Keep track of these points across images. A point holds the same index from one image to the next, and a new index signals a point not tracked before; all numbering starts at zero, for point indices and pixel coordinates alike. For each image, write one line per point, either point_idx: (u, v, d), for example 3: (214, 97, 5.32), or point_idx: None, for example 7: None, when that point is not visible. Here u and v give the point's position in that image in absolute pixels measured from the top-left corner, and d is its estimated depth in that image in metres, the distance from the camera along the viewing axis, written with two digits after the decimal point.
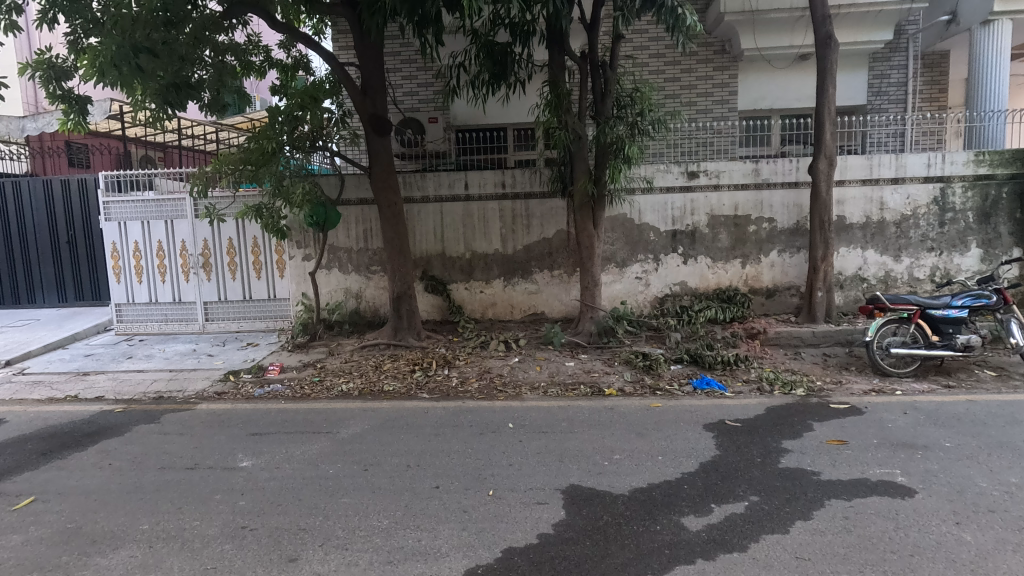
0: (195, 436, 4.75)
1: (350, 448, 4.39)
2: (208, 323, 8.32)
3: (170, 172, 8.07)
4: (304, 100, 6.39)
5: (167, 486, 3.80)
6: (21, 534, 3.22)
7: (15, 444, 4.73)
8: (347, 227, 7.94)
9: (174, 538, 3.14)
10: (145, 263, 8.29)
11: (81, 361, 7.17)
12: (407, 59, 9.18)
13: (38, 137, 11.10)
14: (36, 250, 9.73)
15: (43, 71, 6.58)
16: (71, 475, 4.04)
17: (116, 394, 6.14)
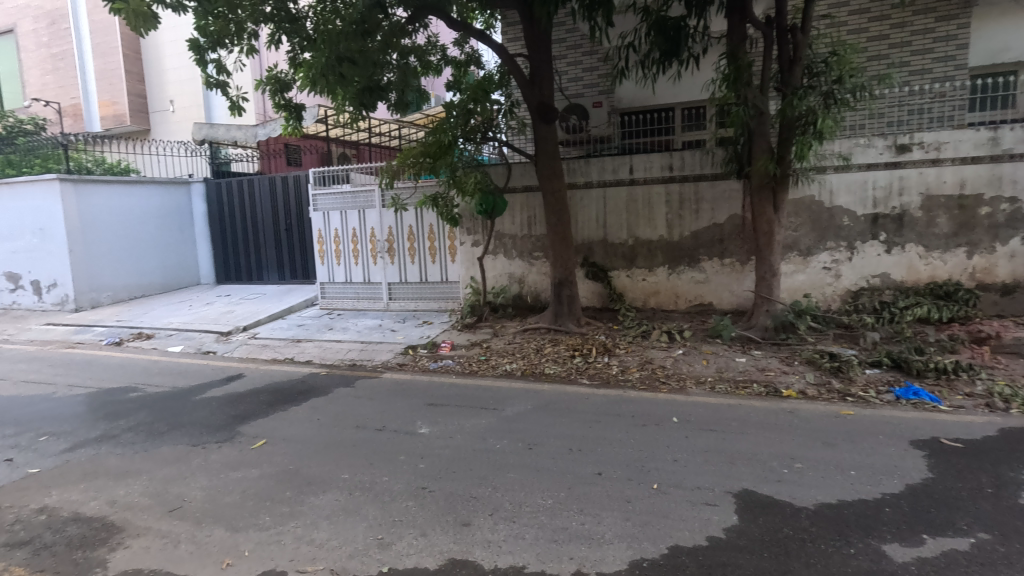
0: (382, 402, 5.36)
1: (514, 425, 4.59)
2: (391, 302, 9.26)
3: (362, 167, 9.18)
4: (476, 94, 6.80)
5: (361, 442, 4.35)
6: (257, 468, 3.95)
7: (251, 395, 5.81)
8: (513, 213, 8.26)
9: (368, 489, 3.58)
10: (342, 247, 9.51)
11: (295, 330, 8.53)
12: (573, 45, 9.20)
13: (266, 141, 13.32)
14: (264, 236, 11.73)
15: (272, 86, 7.83)
16: (290, 424, 4.84)
17: (321, 359, 7.20)
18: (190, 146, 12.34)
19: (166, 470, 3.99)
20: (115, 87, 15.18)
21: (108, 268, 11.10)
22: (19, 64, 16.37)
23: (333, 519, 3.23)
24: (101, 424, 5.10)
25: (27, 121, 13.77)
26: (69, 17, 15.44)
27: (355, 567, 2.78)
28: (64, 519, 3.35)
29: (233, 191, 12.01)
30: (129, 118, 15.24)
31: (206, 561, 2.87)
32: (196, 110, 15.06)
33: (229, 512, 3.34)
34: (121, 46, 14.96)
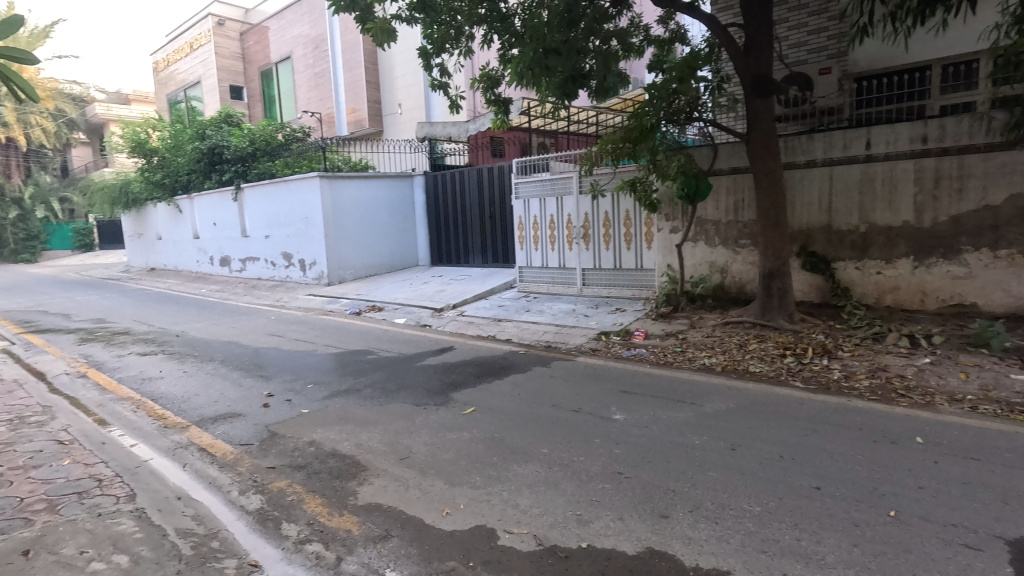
0: (577, 384, 5.51)
1: (715, 423, 4.33)
2: (584, 288, 9.40)
3: (561, 156, 9.47)
4: (682, 72, 6.34)
5: (558, 421, 4.54)
6: (468, 432, 4.38)
7: (461, 366, 6.46)
8: (717, 198, 7.72)
9: (566, 466, 3.72)
10: (540, 233, 9.94)
11: (497, 310, 9.18)
12: (798, 6, 8.17)
13: (475, 135, 14.51)
14: (471, 223, 12.84)
15: (484, 83, 8.42)
16: (494, 396, 5.26)
17: (519, 339, 7.66)
18: (414, 143, 14.03)
19: (396, 423, 4.66)
20: (359, 96, 17.95)
21: (351, 250, 13.27)
22: (294, 84, 20.33)
23: (535, 489, 3.43)
24: (348, 379, 6.16)
25: (299, 129, 16.69)
26: (327, 40, 18.64)
27: (556, 537, 2.93)
28: (326, 452, 4.13)
29: (447, 182, 13.35)
30: (368, 122, 17.91)
31: (430, 507, 3.28)
32: (419, 110, 17.03)
33: (447, 468, 3.78)
34: (364, 61, 17.59)
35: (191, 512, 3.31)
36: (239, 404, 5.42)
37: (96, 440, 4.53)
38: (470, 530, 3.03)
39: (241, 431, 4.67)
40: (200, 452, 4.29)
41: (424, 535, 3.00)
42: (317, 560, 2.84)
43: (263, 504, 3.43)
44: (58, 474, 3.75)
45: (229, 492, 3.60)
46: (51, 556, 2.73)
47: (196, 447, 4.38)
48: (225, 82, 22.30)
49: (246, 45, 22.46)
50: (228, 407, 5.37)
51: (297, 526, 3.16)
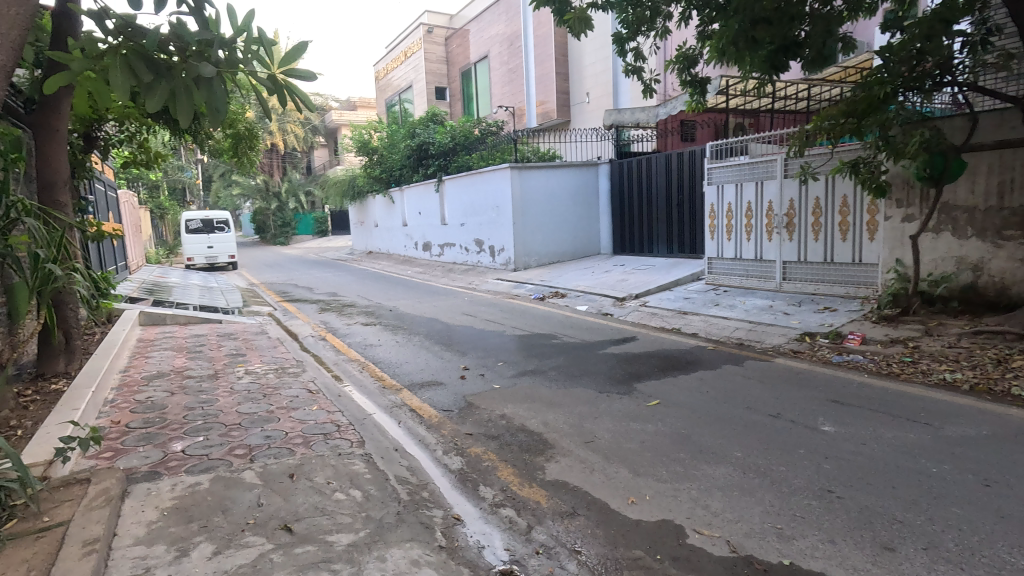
0: (775, 388, 5.03)
1: (961, 451, 3.60)
2: (785, 282, 8.48)
3: (763, 137, 8.65)
4: (932, 26, 5.32)
5: (754, 425, 4.20)
6: (653, 424, 4.30)
7: (644, 357, 6.34)
8: (972, 179, 6.33)
9: (764, 474, 3.43)
10: (735, 222, 9.21)
11: (682, 302, 8.77)
12: None
13: (665, 120, 13.96)
14: (657, 211, 12.44)
15: (680, 64, 8.02)
16: (681, 391, 5.07)
17: (707, 334, 7.24)
18: (601, 131, 14.01)
19: (580, 407, 4.76)
20: (549, 88, 18.49)
21: (537, 237, 13.82)
22: (489, 81, 21.72)
23: (728, 493, 3.23)
24: (533, 361, 6.47)
25: (493, 124, 17.84)
26: (521, 37, 19.49)
27: (753, 547, 2.73)
28: (516, 427, 4.41)
29: (633, 170, 13.09)
30: (556, 113, 18.37)
31: (615, 493, 3.30)
32: (607, 98, 16.94)
33: (632, 457, 3.75)
34: (555, 53, 18.03)
35: (406, 463, 3.81)
36: (441, 375, 6.05)
37: (334, 392, 5.45)
38: (657, 523, 2.98)
39: (443, 399, 5.22)
40: (411, 412, 4.90)
41: (610, 520, 3.04)
42: (510, 524, 3.06)
43: (463, 465, 3.80)
44: (310, 416, 4.61)
45: (434, 451, 4.05)
46: (308, 481, 3.38)
47: (408, 408, 5.01)
48: (431, 85, 24.75)
49: (449, 49, 24.59)
50: (432, 376, 6.04)
51: (492, 491, 3.44)
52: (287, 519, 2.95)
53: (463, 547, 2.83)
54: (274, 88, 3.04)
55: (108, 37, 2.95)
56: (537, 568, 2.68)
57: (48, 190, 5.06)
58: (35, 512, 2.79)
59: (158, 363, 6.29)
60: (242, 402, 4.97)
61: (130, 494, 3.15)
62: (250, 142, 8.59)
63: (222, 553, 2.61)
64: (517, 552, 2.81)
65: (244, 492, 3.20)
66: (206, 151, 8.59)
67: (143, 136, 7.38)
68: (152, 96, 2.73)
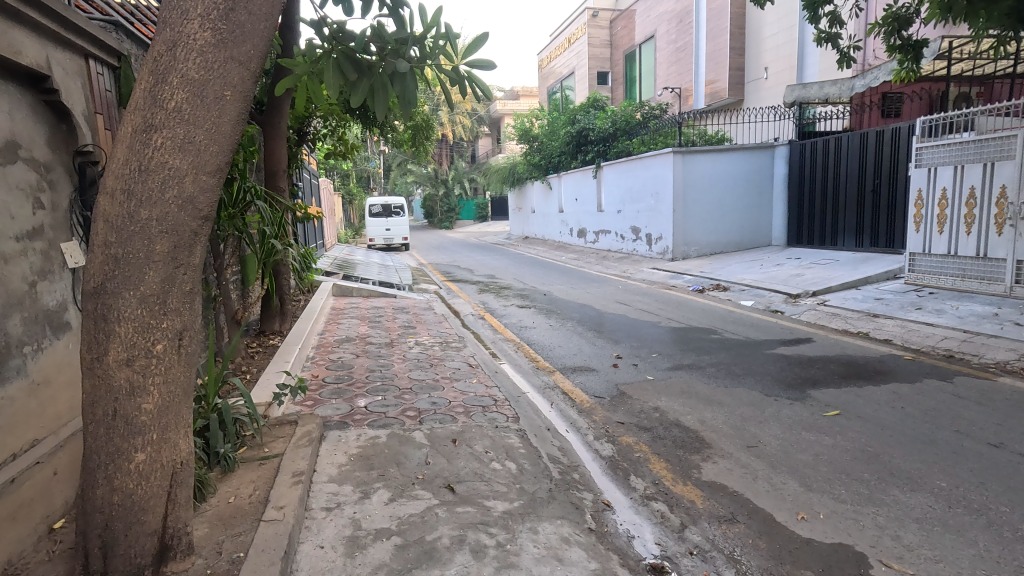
0: (999, 412, 4.16)
1: None
2: (1018, 287, 6.94)
3: (997, 108, 7.12)
4: None
5: (964, 452, 3.55)
6: (831, 437, 3.84)
7: (822, 362, 5.67)
8: None
9: (977, 512, 2.88)
10: (951, 212, 7.75)
11: (872, 303, 7.64)
12: None
13: (862, 94, 12.19)
14: (846, 198, 10.97)
15: (889, 26, 6.83)
16: (867, 402, 4.46)
17: (904, 341, 6.23)
18: (780, 110, 12.72)
19: (743, 409, 4.44)
20: (720, 65, 17.20)
21: (699, 226, 13.07)
22: (655, 62, 20.87)
23: (926, 526, 2.77)
24: (692, 355, 6.16)
25: (657, 107, 17.18)
26: (692, 12, 18.36)
27: None
28: (670, 421, 4.25)
29: (818, 151, 11.67)
30: (728, 92, 17.04)
31: (782, 506, 3.02)
32: (789, 72, 15.25)
33: (803, 470, 3.40)
34: (730, 26, 16.68)
35: (558, 443, 3.91)
36: (594, 361, 6.06)
37: (492, 368, 5.77)
38: (833, 546, 2.67)
39: (595, 385, 5.23)
40: (563, 395, 4.99)
41: (775, 533, 2.80)
42: (662, 519, 2.98)
43: (614, 453, 3.78)
44: (470, 389, 4.93)
45: (586, 435, 4.09)
46: (468, 448, 3.63)
47: (560, 390, 5.12)
48: (594, 70, 24.53)
49: (614, 31, 24.06)
50: (584, 361, 6.09)
51: (644, 482, 3.37)
52: (450, 479, 3.21)
53: (613, 533, 2.83)
54: (457, 79, 3.22)
55: (324, 43, 3.39)
56: (691, 568, 2.58)
57: (272, 178, 6.05)
58: (258, 443, 3.39)
59: (346, 329, 7.21)
60: (413, 369, 5.52)
61: (326, 439, 3.68)
62: (426, 132, 9.33)
63: (396, 501, 2.93)
64: (669, 549, 2.73)
65: (415, 450, 3.55)
66: (390, 141, 9.50)
67: (341, 130, 8.40)
68: (356, 93, 3.10)
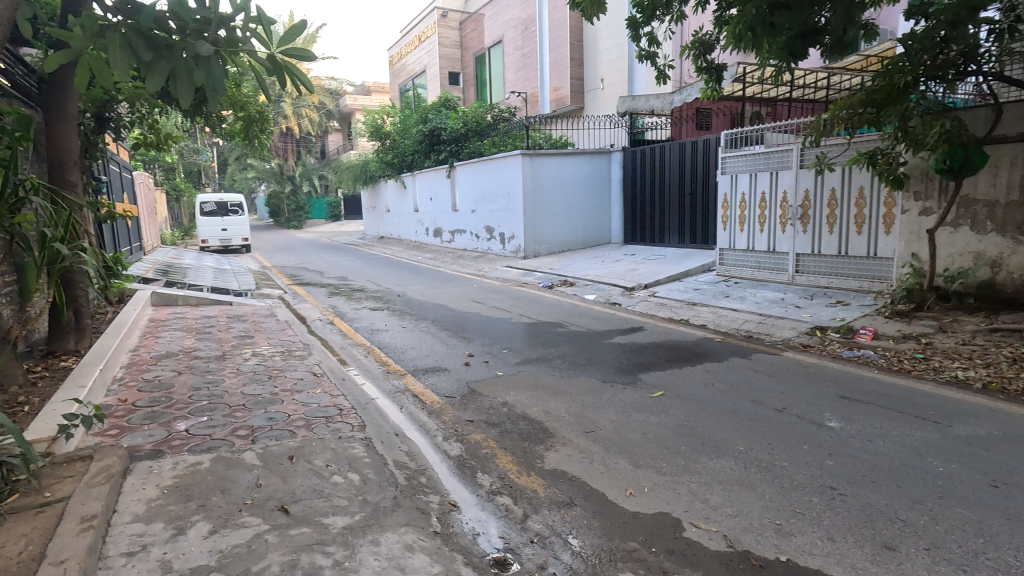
0: (785, 382, 4.95)
1: (967, 450, 3.54)
2: (797, 275, 8.33)
3: (779, 127, 8.48)
4: (957, 15, 5.04)
5: (758, 418, 4.15)
6: (657, 416, 4.26)
7: (652, 348, 6.28)
8: (993, 173, 6.14)
9: (765, 469, 3.39)
10: (748, 213, 9.05)
11: (692, 293, 8.66)
12: None
13: (680, 108, 13.74)
14: (669, 199, 12.29)
15: (695, 50, 7.78)
16: (686, 382, 5.04)
17: (716, 325, 7.15)
18: (614, 119, 13.86)
19: (584, 397, 4.74)
20: (563, 74, 18.27)
21: (547, 225, 13.74)
22: (503, 66, 21.51)
23: (728, 487, 3.19)
24: (540, 349, 6.44)
25: (506, 110, 17.70)
26: (536, 21, 19.22)
27: (750, 542, 2.69)
28: (518, 414, 4.40)
29: (646, 157, 12.94)
30: (570, 100, 18.15)
31: (614, 484, 3.28)
32: (621, 85, 16.68)
33: (633, 449, 3.73)
34: (569, 38, 17.78)
35: (405, 448, 3.82)
36: (446, 361, 6.06)
37: (339, 376, 5.48)
38: (655, 516, 2.95)
39: (447, 384, 5.22)
40: (413, 398, 4.90)
41: (607, 511, 3.02)
42: (506, 512, 3.05)
43: (462, 452, 3.80)
44: (313, 399, 4.63)
45: (434, 437, 4.06)
46: (306, 464, 3.39)
47: (410, 394, 5.01)
48: (446, 70, 24.59)
49: (464, 33, 24.37)
50: (436, 361, 6.05)
51: (490, 478, 3.44)
52: (284, 500, 2.97)
53: (458, 534, 2.83)
54: (274, 69, 3.01)
55: (110, 14, 2.92)
56: (531, 557, 2.68)
57: (59, 171, 5.09)
58: (37, 487, 2.84)
59: (167, 343, 6.36)
60: (247, 383, 5.02)
61: (132, 472, 3.19)
62: (261, 124, 8.57)
63: (218, 533, 2.64)
64: (512, 540, 2.81)
65: (243, 473, 3.23)
66: (218, 133, 8.55)
67: (154, 116, 7.37)
68: (153, 76, 2.72)
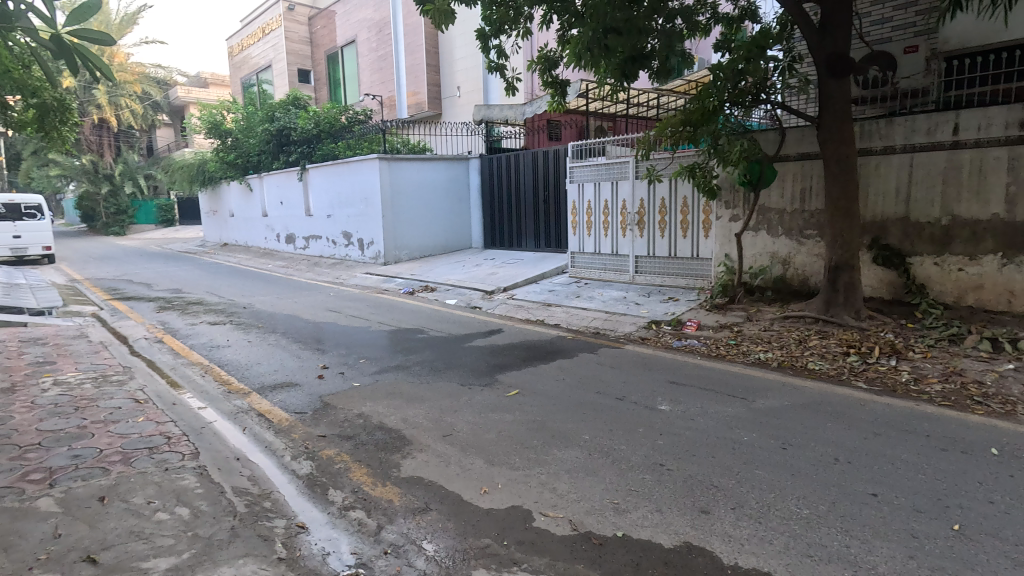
0: (626, 372, 5.44)
1: (766, 419, 4.19)
2: (637, 275, 9.19)
3: (618, 140, 9.28)
4: (750, 51, 6.01)
5: (603, 407, 4.51)
6: (512, 413, 4.43)
7: (509, 349, 6.50)
8: (782, 185, 7.33)
9: (607, 454, 3.68)
10: (594, 218, 9.78)
11: (547, 295, 9.13)
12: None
13: (533, 119, 14.42)
14: (525, 205, 12.82)
15: (541, 65, 8.24)
16: (540, 379, 5.29)
17: (568, 324, 7.61)
18: (471, 127, 14.12)
19: (442, 401, 4.76)
20: (419, 79, 18.18)
21: (407, 230, 13.55)
22: (357, 66, 20.82)
23: (574, 474, 3.42)
24: (399, 356, 6.34)
25: (362, 112, 17.18)
26: (390, 24, 18.93)
27: (592, 523, 2.91)
28: (374, 425, 4.28)
29: (502, 165, 13.37)
30: (428, 105, 18.13)
31: (469, 485, 3.34)
32: (478, 94, 17.07)
33: (488, 448, 3.83)
34: (425, 44, 17.78)
35: (246, 472, 3.53)
36: (296, 375, 5.69)
37: (167, 400, 4.88)
38: (507, 510, 3.06)
39: (296, 400, 4.91)
40: (258, 417, 4.53)
41: (461, 511, 3.06)
42: (359, 527, 2.96)
43: (313, 470, 3.59)
44: (133, 429, 4.07)
45: (282, 456, 3.79)
46: (122, 503, 2.97)
47: (254, 413, 4.62)
48: (294, 66, 23.13)
49: (314, 29, 23.19)
50: (286, 376, 5.66)
51: (343, 493, 3.30)
52: (92, 549, 2.57)
53: (306, 556, 2.69)
54: (60, 52, 2.62)
55: None
56: (384, 568, 2.63)
57: None
58: None
59: None
60: (45, 417, 4.26)
61: None
62: (60, 114, 7.37)
63: None
64: (364, 555, 2.73)
65: (37, 524, 2.74)
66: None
67: None
68: None
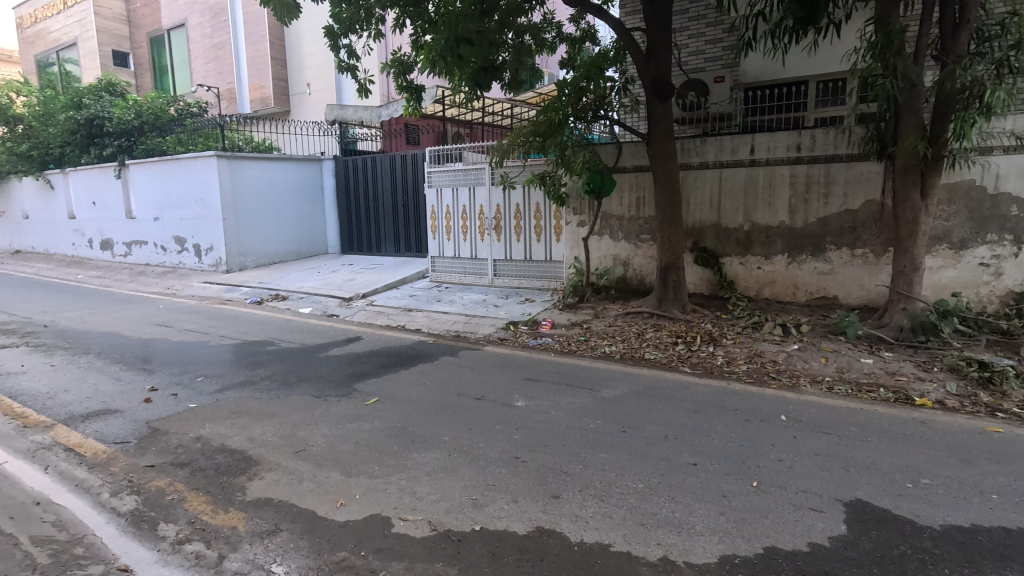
0: (485, 373, 5.60)
1: (610, 407, 4.61)
2: (496, 278, 9.49)
3: (474, 147, 9.50)
4: (590, 70, 6.59)
5: (462, 408, 4.61)
6: (370, 422, 4.34)
7: (368, 356, 6.34)
8: (621, 194, 8.09)
9: (466, 453, 3.78)
10: (453, 223, 9.90)
11: (407, 300, 9.03)
12: (697, 33, 9.22)
13: (389, 122, 14.17)
14: (383, 209, 12.55)
15: (395, 68, 8.15)
16: (400, 385, 5.24)
17: (429, 328, 7.63)
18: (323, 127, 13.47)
19: (294, 416, 4.50)
20: (263, 72, 16.87)
21: (252, 235, 12.50)
22: (188, 53, 18.74)
23: (433, 476, 3.46)
24: (245, 371, 5.86)
25: (195, 104, 15.48)
26: (227, 10, 17.33)
27: (450, 522, 2.97)
28: (214, 448, 3.92)
29: (358, 167, 12.96)
30: (273, 101, 16.90)
31: (324, 499, 3.21)
32: (330, 93, 16.33)
33: (344, 459, 3.71)
34: (269, 35, 16.57)
35: (50, 518, 3.03)
36: (116, 400, 4.99)
37: None
38: (364, 519, 3.00)
39: (116, 429, 4.31)
40: (65, 452, 3.90)
41: (316, 528, 2.94)
42: (196, 560, 2.70)
43: (138, 505, 3.19)
44: None
45: (98, 494, 3.31)
46: None
47: (60, 448, 3.97)
48: (108, 46, 20.15)
49: (132, 7, 20.42)
50: (103, 402, 4.93)
51: (176, 526, 2.97)
52: None
53: None
54: None
55: None
56: None
57: None
58: None
59: None
60: None
61: None
62: None
63: None
64: None
65: None
66: None
67: None
68: None
